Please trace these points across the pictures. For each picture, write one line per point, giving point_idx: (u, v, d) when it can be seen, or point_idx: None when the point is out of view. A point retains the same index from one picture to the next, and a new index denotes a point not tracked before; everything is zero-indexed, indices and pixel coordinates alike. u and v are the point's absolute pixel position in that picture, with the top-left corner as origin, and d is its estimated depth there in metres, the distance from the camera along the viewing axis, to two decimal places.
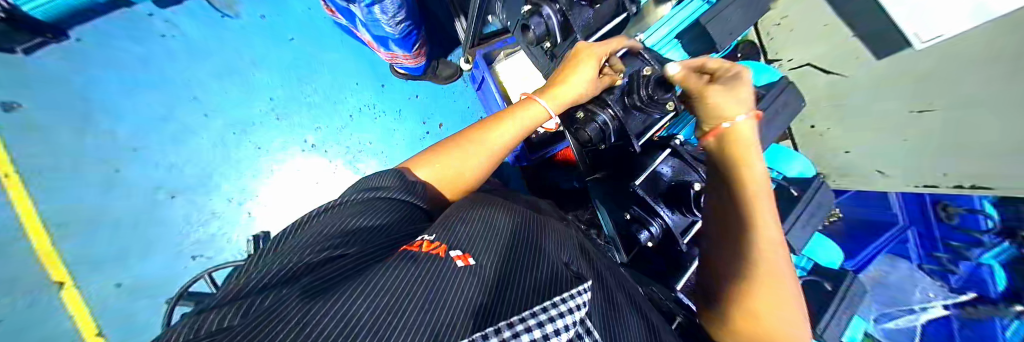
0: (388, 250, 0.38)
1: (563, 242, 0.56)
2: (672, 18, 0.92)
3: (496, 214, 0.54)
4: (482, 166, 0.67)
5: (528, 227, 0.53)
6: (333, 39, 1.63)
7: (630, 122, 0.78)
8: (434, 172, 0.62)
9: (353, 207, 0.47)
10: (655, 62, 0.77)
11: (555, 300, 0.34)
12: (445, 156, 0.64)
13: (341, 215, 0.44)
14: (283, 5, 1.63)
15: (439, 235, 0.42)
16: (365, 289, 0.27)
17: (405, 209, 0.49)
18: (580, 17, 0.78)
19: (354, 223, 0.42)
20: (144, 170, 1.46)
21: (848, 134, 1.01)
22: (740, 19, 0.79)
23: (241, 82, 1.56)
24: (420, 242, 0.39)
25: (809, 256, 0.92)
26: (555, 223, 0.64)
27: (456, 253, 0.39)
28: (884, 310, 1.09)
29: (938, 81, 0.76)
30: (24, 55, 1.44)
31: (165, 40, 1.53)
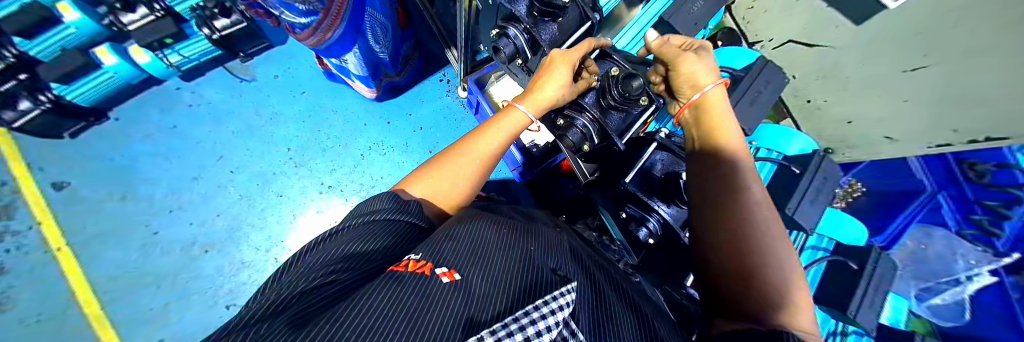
0: (377, 275, 0.35)
1: (557, 251, 0.53)
2: (642, 16, 0.97)
3: (485, 227, 0.51)
4: (474, 177, 0.65)
5: (522, 238, 0.51)
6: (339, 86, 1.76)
7: (610, 122, 0.80)
8: (427, 189, 0.61)
9: (348, 234, 0.44)
10: (624, 61, 0.81)
11: (544, 299, 0.29)
12: (436, 171, 0.63)
13: (335, 243, 0.41)
14: (292, 62, 1.77)
15: (426, 253, 0.38)
16: (350, 308, 0.23)
17: (398, 228, 0.47)
18: (544, 32, 0.83)
19: (344, 249, 0.39)
20: (178, 229, 1.56)
21: (847, 104, 0.99)
22: (706, 8, 0.81)
23: (260, 137, 1.68)
24: (407, 262, 0.35)
25: (828, 235, 0.86)
26: (547, 233, 0.60)
27: (443, 270, 0.34)
28: (924, 285, 1.15)
29: (922, 36, 0.73)
30: (70, 138, 1.60)
31: (191, 108, 1.69)
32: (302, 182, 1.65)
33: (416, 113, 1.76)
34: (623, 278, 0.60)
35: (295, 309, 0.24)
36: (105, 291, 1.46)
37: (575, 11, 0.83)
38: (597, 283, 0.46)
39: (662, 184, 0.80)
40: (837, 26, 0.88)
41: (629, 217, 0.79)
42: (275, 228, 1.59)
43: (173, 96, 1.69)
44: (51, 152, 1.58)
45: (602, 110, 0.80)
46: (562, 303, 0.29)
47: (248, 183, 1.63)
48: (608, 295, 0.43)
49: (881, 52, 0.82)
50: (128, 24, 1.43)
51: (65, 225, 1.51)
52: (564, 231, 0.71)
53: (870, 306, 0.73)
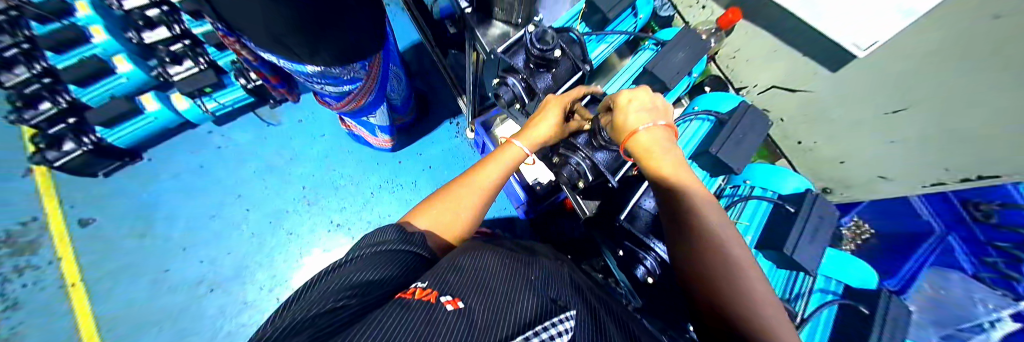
0: (386, 302, 0.37)
1: (558, 283, 0.54)
2: (630, 66, 1.02)
3: (487, 258, 0.54)
4: (475, 209, 0.69)
5: (522, 269, 0.53)
6: None
7: (601, 161, 0.85)
8: (432, 221, 0.63)
9: (354, 264, 0.46)
10: None
11: (541, 326, 0.31)
12: (441, 203, 0.66)
13: (346, 273, 0.43)
14: (315, 107, 1.92)
15: (433, 282, 0.42)
16: (365, 331, 0.25)
17: (404, 257, 0.50)
18: (540, 81, 0.91)
19: (353, 278, 0.42)
20: (189, 266, 1.60)
21: (837, 145, 1.03)
22: (687, 59, 0.89)
23: (278, 176, 1.78)
24: (414, 290, 0.39)
25: (837, 277, 0.82)
26: (549, 265, 0.61)
27: (446, 298, 0.38)
28: (944, 332, 1.05)
29: (897, 82, 0.78)
30: (104, 177, 1.73)
31: (219, 149, 1.82)
32: (312, 219, 1.70)
33: (426, 153, 1.85)
34: (622, 308, 0.61)
35: (311, 332, 0.27)
36: (109, 330, 1.47)
37: (567, 62, 0.92)
38: (594, 311, 0.48)
39: (656, 224, 0.82)
40: (815, 72, 0.94)
41: (627, 255, 0.79)
42: (282, 265, 1.62)
43: (204, 138, 1.84)
44: (85, 190, 1.69)
45: (592, 149, 0.84)
46: (561, 328, 0.32)
47: (261, 220, 1.69)
48: (606, 323, 0.44)
49: (861, 95, 0.87)
50: (174, 74, 1.60)
51: (84, 261, 1.57)
52: (564, 261, 0.73)
53: None
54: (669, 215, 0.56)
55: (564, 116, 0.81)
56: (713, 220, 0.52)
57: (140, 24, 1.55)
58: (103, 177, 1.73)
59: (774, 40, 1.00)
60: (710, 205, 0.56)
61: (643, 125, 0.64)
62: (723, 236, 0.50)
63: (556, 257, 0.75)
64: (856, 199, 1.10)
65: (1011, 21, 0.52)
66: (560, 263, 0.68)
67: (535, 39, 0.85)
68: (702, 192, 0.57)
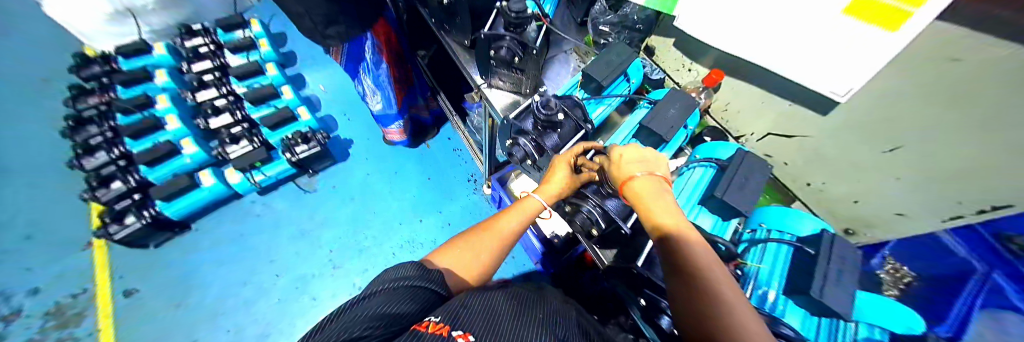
0: (402, 334, 0.42)
1: (564, 324, 0.56)
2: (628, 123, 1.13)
3: (494, 297, 0.57)
4: (491, 253, 0.73)
5: (527, 308, 0.55)
6: (381, 190, 2.04)
7: (612, 208, 0.89)
8: (452, 260, 0.68)
9: (376, 298, 0.51)
10: None
11: None
12: (462, 245, 0.72)
13: (369, 306, 0.48)
14: (346, 174, 2.11)
15: (445, 317, 0.46)
16: None
17: (425, 296, 0.55)
18: (548, 139, 1.02)
19: (377, 311, 0.46)
20: (215, 335, 1.63)
21: (844, 186, 1.05)
22: (679, 115, 0.99)
23: (308, 239, 1.89)
24: (429, 324, 0.43)
25: (873, 323, 0.75)
26: (557, 306, 0.64)
27: (457, 333, 0.42)
28: None
29: (884, 124, 0.83)
30: (154, 247, 1.88)
31: (258, 217, 1.98)
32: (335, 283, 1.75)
33: (445, 210, 1.95)
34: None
35: None
36: None
37: (571, 124, 1.04)
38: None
39: None
40: (805, 118, 1.01)
41: (649, 304, 0.80)
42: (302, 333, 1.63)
43: (246, 207, 2.02)
44: (135, 261, 1.83)
45: (602, 197, 0.90)
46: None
47: (288, 285, 1.76)
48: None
49: (854, 137, 0.91)
50: (230, 153, 1.86)
51: (121, 333, 1.63)
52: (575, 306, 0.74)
53: None
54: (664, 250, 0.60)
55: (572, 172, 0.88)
56: (718, 278, 0.51)
57: (210, 112, 1.96)
58: (153, 248, 1.88)
59: (760, 93, 1.09)
60: (715, 263, 0.55)
61: (637, 173, 0.71)
62: (730, 299, 0.48)
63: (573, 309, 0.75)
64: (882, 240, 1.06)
65: (973, 62, 0.61)
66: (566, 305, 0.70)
67: (540, 105, 0.99)
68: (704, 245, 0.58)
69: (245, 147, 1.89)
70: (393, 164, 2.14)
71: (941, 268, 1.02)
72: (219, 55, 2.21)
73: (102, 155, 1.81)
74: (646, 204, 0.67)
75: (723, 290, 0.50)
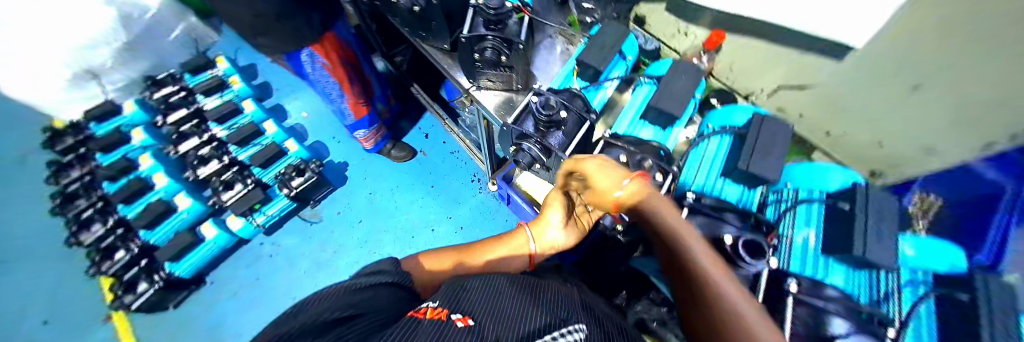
0: (394, 320, 0.38)
1: (568, 296, 0.54)
2: (633, 104, 1.08)
3: (491, 277, 0.55)
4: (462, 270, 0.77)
5: (528, 284, 0.53)
6: (388, 209, 2.00)
7: None
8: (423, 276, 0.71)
9: (357, 286, 0.47)
10: (630, 145, 0.95)
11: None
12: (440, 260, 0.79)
13: (351, 292, 0.44)
14: (350, 198, 2.06)
15: (442, 302, 0.43)
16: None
17: (404, 299, 0.50)
18: (552, 138, 0.98)
19: (363, 298, 0.42)
20: None
21: (866, 126, 1.03)
22: (686, 85, 0.95)
23: (327, 271, 1.87)
24: (426, 309, 0.40)
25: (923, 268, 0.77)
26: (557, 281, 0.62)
27: (457, 315, 0.38)
28: None
29: (901, 65, 0.80)
30: (173, 308, 1.85)
31: (271, 258, 1.95)
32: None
33: (456, 216, 1.92)
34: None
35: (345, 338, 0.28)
36: None
37: (574, 116, 1.00)
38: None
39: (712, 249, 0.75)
40: (817, 66, 0.97)
41: None
42: None
43: (256, 250, 1.98)
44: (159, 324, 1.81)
45: None
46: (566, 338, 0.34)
47: None
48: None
49: (872, 79, 0.88)
50: (226, 199, 1.81)
51: None
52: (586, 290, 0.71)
53: None
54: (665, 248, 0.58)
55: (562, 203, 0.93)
56: (711, 276, 0.48)
57: (196, 162, 1.89)
58: (172, 309, 1.86)
59: (766, 47, 1.05)
60: (712, 261, 0.52)
61: (624, 181, 0.69)
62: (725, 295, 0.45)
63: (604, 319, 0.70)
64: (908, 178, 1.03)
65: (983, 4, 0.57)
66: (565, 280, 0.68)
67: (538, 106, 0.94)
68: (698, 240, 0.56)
69: (230, 188, 1.83)
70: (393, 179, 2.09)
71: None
72: (192, 100, 2.11)
73: (98, 226, 1.75)
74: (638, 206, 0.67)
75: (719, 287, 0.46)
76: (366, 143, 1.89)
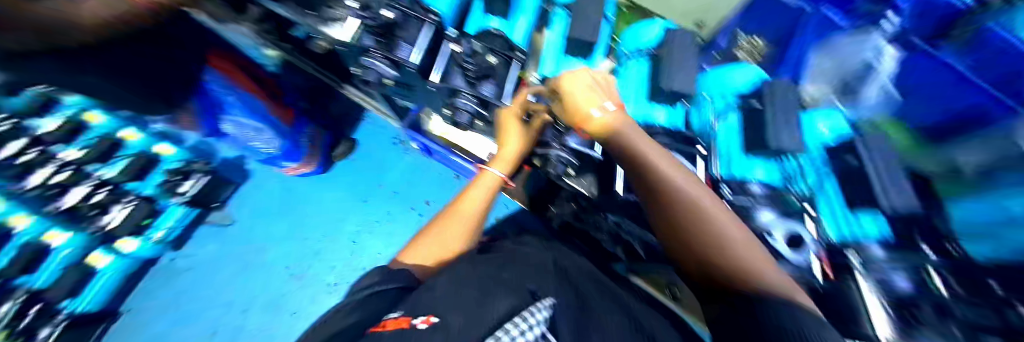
0: (349, 341, 0.26)
1: (534, 271, 0.52)
2: None
3: (531, 272, 0.51)
4: (473, 233, 0.66)
5: (493, 266, 0.50)
6: (284, 188, 1.32)
7: (489, 94, 0.87)
8: (427, 256, 0.57)
9: (353, 308, 0.36)
10: (459, 38, 0.87)
11: (528, 314, 0.32)
12: (453, 223, 0.65)
13: (345, 312, 0.33)
14: (247, 187, 1.32)
15: (408, 309, 0.32)
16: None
17: (383, 304, 0.37)
18: (400, 49, 0.80)
19: (342, 322, 0.31)
20: None
21: None
22: None
23: (208, 292, 1.16)
24: (388, 322, 0.29)
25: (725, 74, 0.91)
26: (523, 256, 0.60)
27: (422, 319, 0.29)
28: None
29: None
30: None
31: None
32: (190, 327, 1.12)
33: (378, 169, 1.41)
34: (618, 301, 0.53)
35: None
36: None
37: (416, 25, 0.84)
38: (580, 297, 0.48)
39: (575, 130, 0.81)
40: None
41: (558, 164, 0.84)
42: None
43: None
44: None
45: (475, 87, 0.86)
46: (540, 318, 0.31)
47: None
48: (580, 311, 0.42)
49: None
50: (186, 191, 1.15)
51: None
52: (561, 251, 0.76)
53: (788, 131, 0.73)
54: (634, 162, 0.54)
55: (523, 123, 0.81)
56: (694, 191, 0.49)
57: None
58: None
59: None
60: (688, 179, 0.52)
61: (607, 103, 0.62)
62: (704, 208, 0.47)
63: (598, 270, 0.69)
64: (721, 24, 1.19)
65: None
66: (541, 252, 0.67)
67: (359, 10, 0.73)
68: (675, 165, 0.54)
69: (102, 194, 0.94)
70: (268, 205, 1.30)
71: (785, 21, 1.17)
72: None
73: None
74: (625, 125, 0.59)
75: (697, 199, 0.48)
76: (301, 168, 1.29)
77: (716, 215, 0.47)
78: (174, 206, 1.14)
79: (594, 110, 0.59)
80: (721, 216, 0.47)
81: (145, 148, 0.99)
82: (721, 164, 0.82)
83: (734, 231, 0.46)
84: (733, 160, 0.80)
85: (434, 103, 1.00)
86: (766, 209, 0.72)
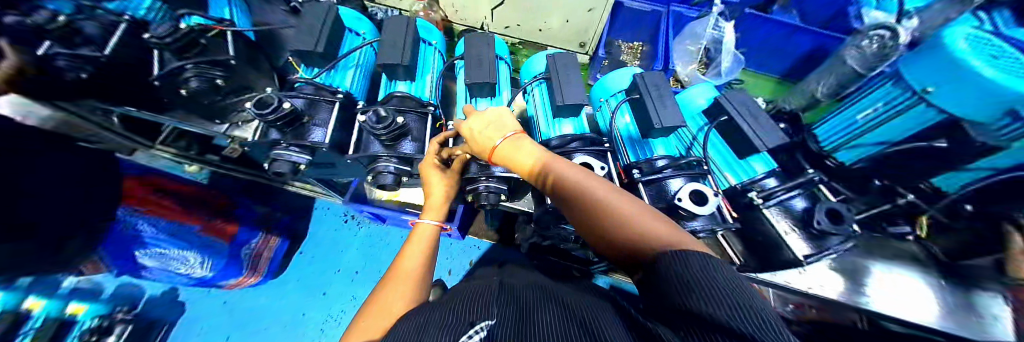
0: None
1: (480, 302, 0.52)
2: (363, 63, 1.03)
3: (478, 304, 0.51)
4: (419, 285, 0.65)
5: (435, 312, 0.49)
6: (228, 306, 1.18)
7: (410, 150, 0.90)
8: (371, 329, 0.54)
9: None
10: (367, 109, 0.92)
11: None
12: (395, 282, 0.63)
13: None
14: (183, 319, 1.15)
15: None
16: None
17: None
18: (311, 134, 0.83)
19: None
20: None
21: (551, 18, 1.25)
22: (405, 32, 0.99)
23: None
24: None
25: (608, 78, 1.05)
26: (471, 292, 0.59)
27: None
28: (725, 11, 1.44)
29: None
30: None
31: None
32: None
33: (333, 252, 1.32)
34: (573, 303, 0.54)
35: None
36: None
37: (322, 106, 0.87)
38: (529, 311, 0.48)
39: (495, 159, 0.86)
40: None
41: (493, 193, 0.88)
42: None
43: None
44: None
45: (394, 148, 0.89)
46: None
47: None
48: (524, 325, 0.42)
49: None
50: None
51: None
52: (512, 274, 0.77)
53: (668, 109, 0.85)
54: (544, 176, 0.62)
55: (444, 169, 0.86)
56: (594, 185, 0.57)
57: None
58: None
59: None
60: (589, 176, 0.59)
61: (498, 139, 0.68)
62: (604, 196, 0.55)
63: (547, 280, 0.70)
64: (597, 39, 1.35)
65: None
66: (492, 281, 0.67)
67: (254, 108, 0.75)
68: (575, 168, 0.61)
69: None
70: (209, 333, 1.14)
71: (647, 24, 1.39)
72: None
73: None
74: (525, 148, 0.66)
75: (596, 192, 0.56)
76: (247, 280, 1.17)
77: (613, 199, 0.55)
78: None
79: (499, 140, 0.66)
80: (619, 199, 0.55)
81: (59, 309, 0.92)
82: (628, 152, 0.93)
83: (631, 207, 0.54)
84: (634, 146, 0.94)
85: (360, 172, 1.01)
86: (674, 178, 0.81)
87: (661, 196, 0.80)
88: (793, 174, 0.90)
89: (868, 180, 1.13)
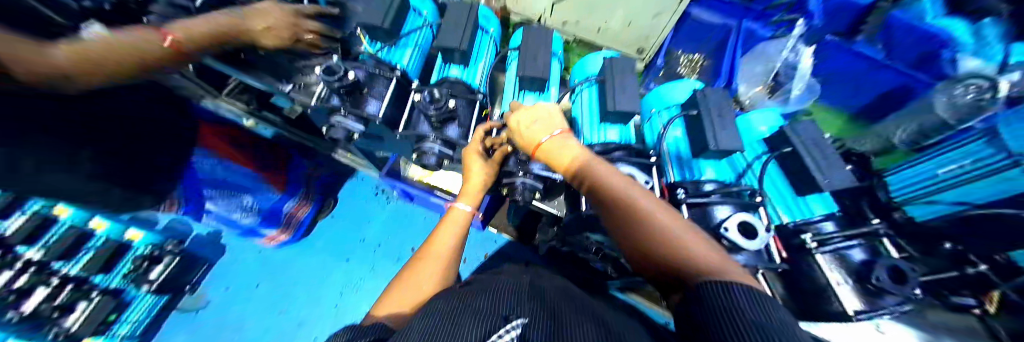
0: None
1: (508, 298, 0.52)
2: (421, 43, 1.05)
3: (508, 299, 0.51)
4: (447, 270, 0.67)
5: (466, 299, 0.50)
6: (265, 255, 1.30)
7: (454, 134, 0.92)
8: (403, 302, 0.58)
9: None
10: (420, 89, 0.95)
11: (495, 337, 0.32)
12: (426, 264, 0.65)
13: None
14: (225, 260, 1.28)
15: None
16: None
17: None
18: (367, 105, 0.86)
19: None
20: None
21: (611, 19, 1.21)
22: (467, 17, 1.00)
23: None
24: None
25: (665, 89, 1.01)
26: (499, 285, 0.60)
27: None
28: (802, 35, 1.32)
29: None
30: None
31: None
32: None
33: (362, 221, 1.40)
34: (598, 314, 0.54)
35: None
36: None
37: (380, 80, 0.90)
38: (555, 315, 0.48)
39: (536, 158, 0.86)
40: None
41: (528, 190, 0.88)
42: None
43: None
44: None
45: (440, 130, 0.91)
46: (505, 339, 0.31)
47: None
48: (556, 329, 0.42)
49: None
50: (156, 278, 1.07)
51: None
52: (538, 274, 0.77)
53: (726, 132, 0.80)
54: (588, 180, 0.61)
55: (484, 158, 0.86)
56: (640, 197, 0.55)
57: None
58: None
59: None
60: (636, 188, 0.57)
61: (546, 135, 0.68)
62: (649, 212, 0.53)
63: (573, 286, 0.70)
64: (655, 46, 1.31)
65: None
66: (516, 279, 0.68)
67: (322, 73, 0.79)
68: (621, 176, 0.59)
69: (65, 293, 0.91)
70: (246, 276, 1.26)
71: (712, 38, 1.32)
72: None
73: None
74: (570, 148, 0.66)
75: (642, 205, 0.54)
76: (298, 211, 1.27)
77: (659, 216, 0.53)
78: (142, 296, 1.07)
79: (544, 137, 0.67)
80: (665, 217, 0.53)
81: (118, 234, 0.99)
82: (674, 170, 0.89)
83: (679, 229, 0.52)
84: (682, 166, 0.89)
85: (404, 148, 1.04)
86: (722, 206, 0.77)
87: (704, 221, 0.77)
88: (854, 222, 0.83)
89: (938, 243, 1.01)
